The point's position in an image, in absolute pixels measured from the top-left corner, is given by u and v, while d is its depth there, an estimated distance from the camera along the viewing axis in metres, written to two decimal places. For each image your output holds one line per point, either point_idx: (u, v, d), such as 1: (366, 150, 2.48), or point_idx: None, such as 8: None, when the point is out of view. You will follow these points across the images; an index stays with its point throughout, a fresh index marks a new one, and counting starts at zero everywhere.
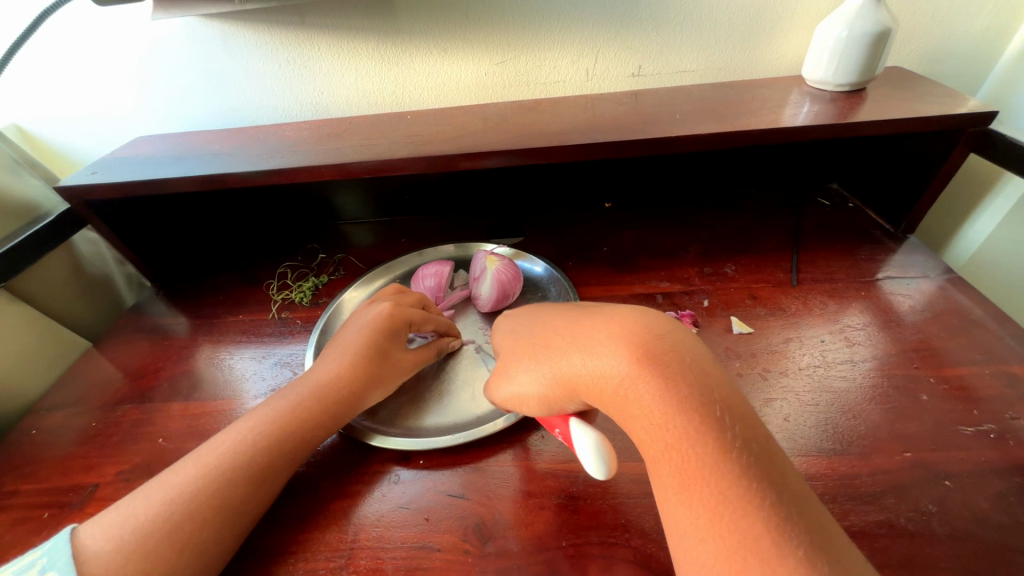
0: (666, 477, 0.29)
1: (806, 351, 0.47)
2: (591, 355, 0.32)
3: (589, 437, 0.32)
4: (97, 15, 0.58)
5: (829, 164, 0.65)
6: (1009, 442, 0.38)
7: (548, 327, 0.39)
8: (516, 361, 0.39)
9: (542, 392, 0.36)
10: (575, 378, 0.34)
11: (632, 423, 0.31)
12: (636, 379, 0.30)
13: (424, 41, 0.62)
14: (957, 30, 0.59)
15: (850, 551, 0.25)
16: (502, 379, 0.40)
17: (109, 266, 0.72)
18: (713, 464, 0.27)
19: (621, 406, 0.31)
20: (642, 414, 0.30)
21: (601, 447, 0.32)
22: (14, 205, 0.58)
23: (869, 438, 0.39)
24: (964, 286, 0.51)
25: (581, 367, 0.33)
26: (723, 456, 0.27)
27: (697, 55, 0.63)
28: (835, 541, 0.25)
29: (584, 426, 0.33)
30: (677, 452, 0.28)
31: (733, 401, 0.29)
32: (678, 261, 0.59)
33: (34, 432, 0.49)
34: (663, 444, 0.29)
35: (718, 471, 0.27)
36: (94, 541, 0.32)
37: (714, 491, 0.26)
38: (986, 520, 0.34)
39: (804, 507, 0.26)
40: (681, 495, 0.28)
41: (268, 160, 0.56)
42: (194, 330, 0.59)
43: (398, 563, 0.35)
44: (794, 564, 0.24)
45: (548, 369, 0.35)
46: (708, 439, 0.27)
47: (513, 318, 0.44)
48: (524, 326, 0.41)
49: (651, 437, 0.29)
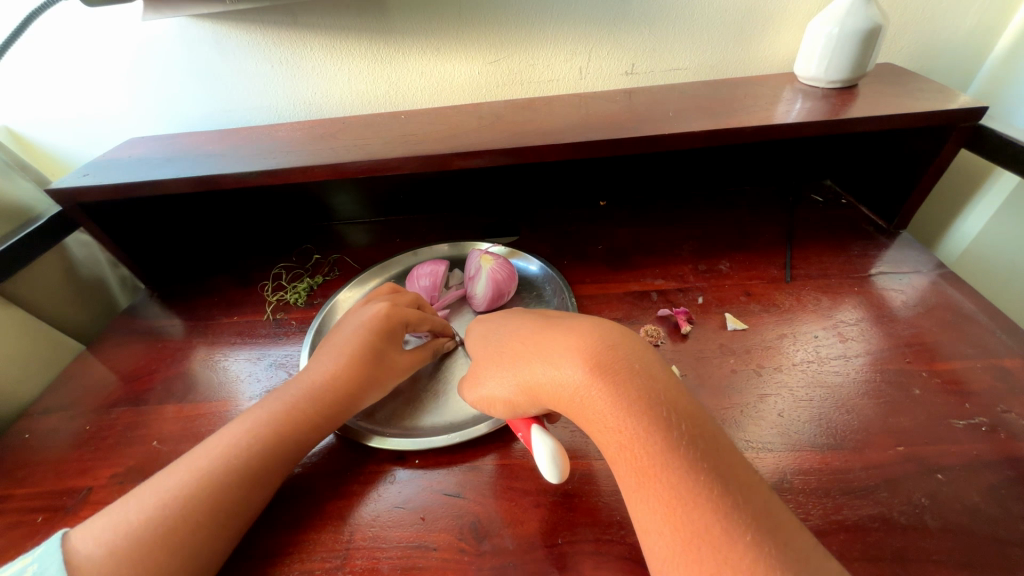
0: (624, 477, 0.29)
1: (800, 347, 0.47)
2: (549, 363, 0.33)
3: (545, 444, 0.34)
4: (88, 16, 0.58)
5: (822, 160, 0.65)
6: (1000, 435, 0.38)
7: (513, 335, 0.39)
8: (484, 367, 0.39)
9: (508, 398, 0.36)
10: (537, 386, 0.34)
11: (590, 427, 0.31)
12: (590, 385, 0.30)
13: (417, 41, 0.62)
14: (948, 26, 0.59)
15: (801, 536, 0.26)
16: (472, 385, 0.40)
17: (103, 269, 0.71)
18: (663, 461, 0.27)
19: (579, 412, 0.31)
20: (597, 418, 0.30)
21: (556, 454, 0.34)
22: (6, 208, 0.58)
23: (862, 433, 0.39)
24: (957, 280, 0.51)
25: (541, 375, 0.33)
26: (672, 452, 0.27)
27: (691, 52, 0.63)
28: (784, 527, 0.26)
29: (542, 433, 0.35)
30: (630, 452, 0.28)
31: (682, 400, 0.30)
32: (674, 259, 0.59)
33: (28, 436, 0.49)
34: (617, 443, 0.29)
35: (667, 467, 0.27)
36: (88, 545, 0.32)
37: (666, 486, 0.27)
38: (978, 513, 0.34)
39: (754, 497, 0.26)
40: (638, 492, 0.28)
41: (262, 160, 0.56)
42: (189, 331, 0.59)
43: (394, 563, 0.35)
44: (748, 553, 0.24)
45: (513, 377, 0.36)
46: (656, 438, 0.28)
47: (482, 326, 0.44)
48: (492, 334, 0.42)
49: (607, 439, 0.30)
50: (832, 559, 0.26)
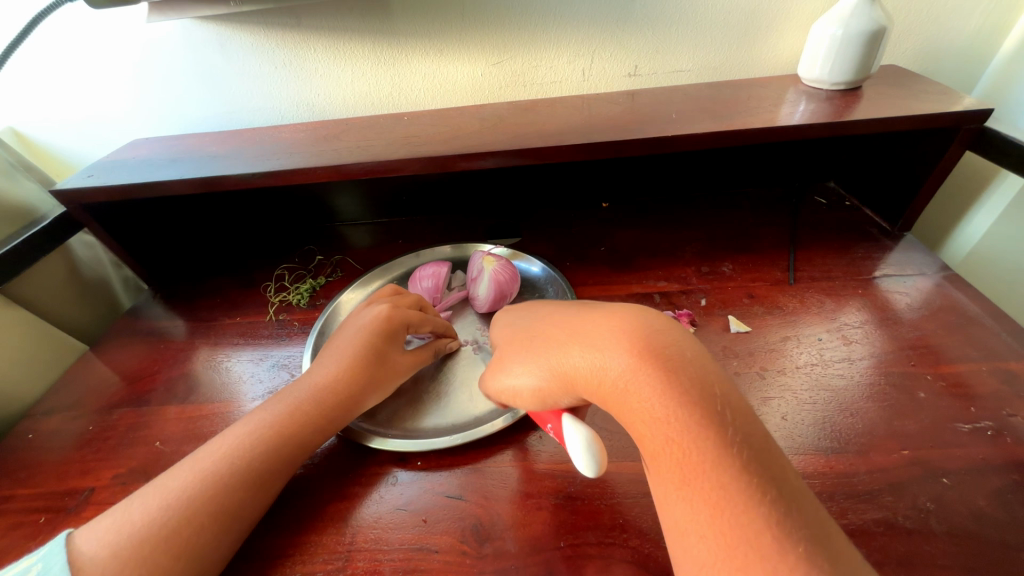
0: (667, 472, 0.28)
1: (804, 350, 0.47)
2: (591, 349, 0.32)
3: (579, 433, 0.33)
4: (93, 17, 0.58)
5: (825, 162, 0.65)
6: (1006, 439, 0.38)
7: (547, 324, 0.38)
8: (514, 354, 0.39)
9: (539, 386, 0.36)
10: (574, 374, 0.33)
11: (632, 418, 0.30)
12: (638, 374, 0.30)
13: (420, 43, 0.62)
14: (952, 28, 0.59)
15: (845, 545, 0.26)
16: (500, 373, 0.40)
17: (106, 269, 0.72)
18: (715, 460, 0.27)
19: (620, 400, 0.31)
20: (643, 409, 0.29)
21: (591, 444, 0.33)
22: (11, 209, 0.58)
23: (865, 437, 0.39)
24: (961, 283, 0.51)
25: (580, 361, 0.33)
26: (724, 452, 0.27)
27: (693, 54, 0.63)
28: (830, 535, 0.26)
29: (575, 422, 0.34)
30: (678, 447, 0.28)
31: (733, 397, 0.29)
32: (677, 261, 0.59)
33: (31, 436, 0.49)
34: (663, 437, 0.28)
35: (719, 467, 0.27)
36: (90, 546, 0.32)
37: (715, 486, 0.26)
38: (984, 518, 0.34)
39: (800, 501, 0.26)
40: (681, 490, 0.28)
41: (265, 161, 0.56)
42: (191, 332, 0.59)
43: (396, 565, 0.35)
44: (796, 559, 0.24)
45: (546, 364, 0.35)
46: (709, 435, 0.27)
47: (511, 316, 0.44)
48: (523, 324, 0.41)
49: (651, 431, 0.29)
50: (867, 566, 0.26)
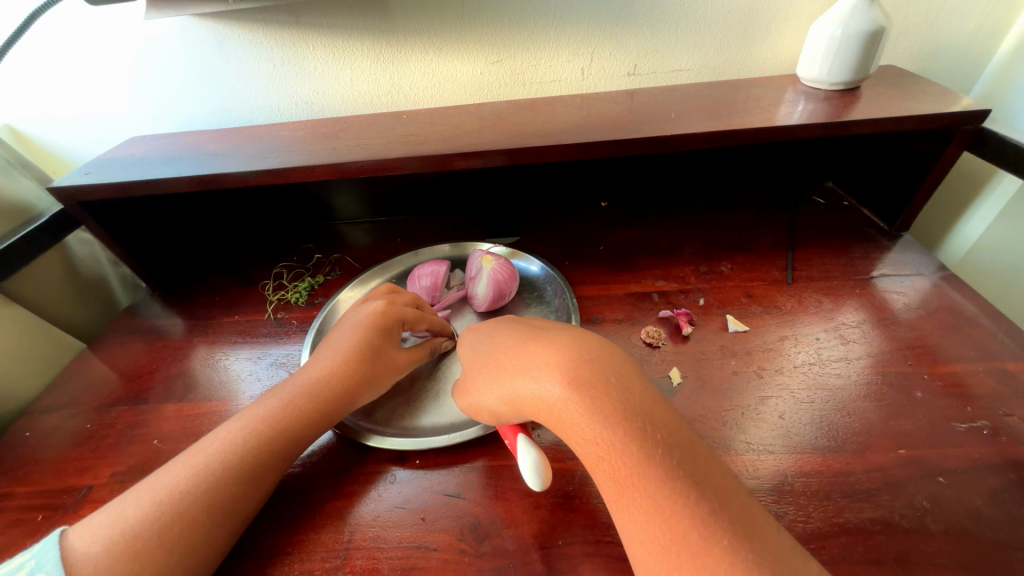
0: (606, 489, 0.29)
1: (801, 349, 0.47)
2: (528, 377, 0.33)
3: (529, 456, 0.34)
4: (92, 14, 0.58)
5: (824, 163, 0.65)
6: (1003, 438, 0.38)
7: (496, 345, 0.39)
8: (470, 378, 0.40)
9: (493, 409, 0.37)
10: (519, 399, 0.34)
11: (569, 439, 0.31)
12: (567, 398, 0.31)
13: (419, 41, 0.62)
14: (951, 28, 0.59)
15: (783, 542, 0.26)
16: (460, 396, 0.40)
17: (104, 267, 0.71)
18: (642, 471, 0.27)
19: (558, 423, 0.31)
20: (575, 431, 0.30)
21: (539, 465, 0.34)
22: (7, 206, 0.58)
23: (863, 436, 0.39)
24: (959, 283, 0.51)
25: (522, 388, 0.34)
26: (649, 461, 0.27)
27: (692, 54, 0.63)
28: (763, 531, 0.26)
29: (526, 443, 0.35)
30: (608, 463, 0.29)
31: (658, 410, 0.30)
32: (675, 260, 0.59)
33: (29, 434, 0.49)
34: (595, 455, 0.29)
35: (646, 477, 0.27)
36: (86, 542, 0.32)
37: (644, 495, 0.27)
38: (979, 516, 0.34)
39: (731, 503, 0.26)
40: (619, 504, 0.28)
41: (263, 160, 0.56)
42: (189, 330, 0.59)
43: (394, 563, 0.35)
44: (726, 558, 0.24)
45: (496, 390, 0.36)
46: (632, 448, 0.28)
47: (467, 337, 0.44)
48: (475, 345, 0.42)
49: (585, 451, 0.30)
50: (813, 563, 0.26)
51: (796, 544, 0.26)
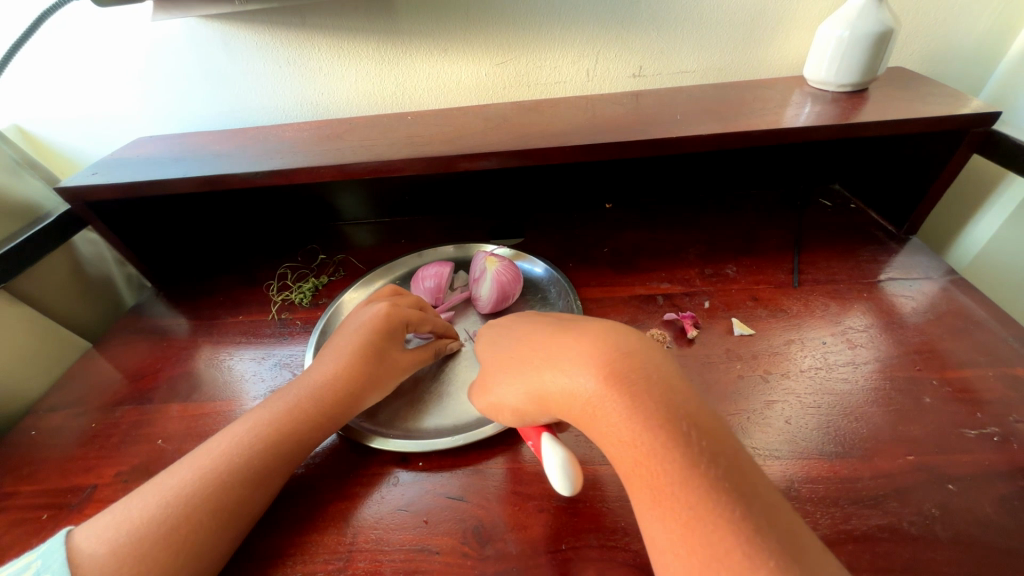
0: (639, 491, 0.29)
1: (808, 353, 0.46)
2: (560, 371, 0.33)
3: (556, 454, 0.33)
4: (99, 16, 0.59)
5: (830, 165, 0.64)
6: (1013, 445, 0.38)
7: (523, 341, 0.39)
8: (492, 376, 0.40)
9: (518, 406, 0.36)
10: (547, 395, 0.34)
11: (601, 438, 0.31)
12: (604, 396, 0.30)
13: (424, 42, 0.62)
14: (961, 29, 0.59)
15: (821, 556, 0.26)
16: (481, 393, 0.40)
17: (109, 267, 0.72)
18: (681, 477, 0.27)
19: (590, 421, 0.31)
20: (610, 430, 0.30)
21: (568, 464, 0.33)
22: (14, 206, 0.58)
23: (870, 442, 0.39)
24: (968, 287, 0.51)
25: (552, 383, 0.33)
26: (691, 468, 0.27)
27: (698, 55, 0.63)
28: (804, 546, 0.25)
29: (553, 443, 0.35)
30: (646, 467, 0.28)
31: (702, 415, 0.29)
32: (680, 262, 0.58)
33: (34, 433, 0.49)
34: (632, 457, 0.29)
35: (686, 483, 0.27)
36: (90, 542, 0.32)
37: (682, 501, 0.27)
38: (989, 524, 0.34)
39: (774, 516, 0.26)
40: (653, 509, 0.28)
41: (268, 160, 0.56)
42: (193, 330, 0.59)
43: (397, 566, 0.35)
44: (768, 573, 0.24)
45: (522, 386, 0.36)
46: (675, 453, 0.28)
47: (489, 333, 0.44)
48: (500, 341, 0.41)
49: (620, 451, 0.30)
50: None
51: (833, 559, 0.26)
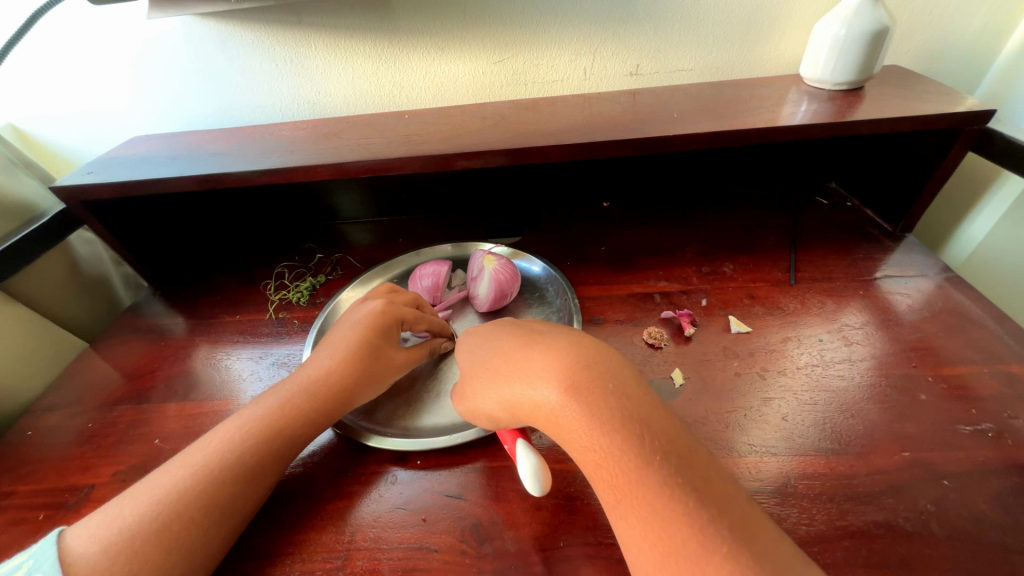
0: (605, 497, 0.29)
1: (805, 350, 0.46)
2: (526, 383, 0.33)
3: (529, 461, 0.34)
4: (95, 14, 0.58)
5: (827, 163, 0.65)
6: (1007, 441, 0.38)
7: (492, 350, 0.39)
8: (467, 382, 0.40)
9: (492, 414, 0.37)
10: (516, 404, 0.34)
11: (567, 446, 0.31)
12: (564, 405, 0.30)
13: (421, 40, 0.62)
14: (956, 28, 0.59)
15: (781, 547, 0.26)
16: (456, 403, 0.40)
17: (106, 266, 0.72)
18: (641, 479, 0.27)
19: (556, 429, 0.31)
20: (573, 438, 0.30)
21: (539, 470, 0.34)
22: (9, 205, 0.58)
23: (867, 438, 0.39)
24: (963, 284, 0.51)
25: (519, 394, 0.33)
26: (646, 467, 0.27)
27: (695, 54, 0.63)
28: (761, 537, 0.26)
29: (527, 448, 0.35)
30: (606, 470, 0.28)
31: (654, 414, 0.29)
32: (678, 261, 0.59)
33: (31, 433, 0.49)
34: (593, 462, 0.29)
35: (645, 485, 0.27)
36: (86, 542, 0.32)
37: (643, 502, 0.27)
38: (983, 520, 0.34)
39: (729, 508, 0.26)
40: (618, 510, 0.28)
41: (266, 159, 0.56)
42: (190, 330, 0.59)
43: (395, 564, 0.35)
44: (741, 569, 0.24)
45: (494, 395, 0.36)
46: (630, 454, 0.28)
47: (465, 338, 0.44)
48: (473, 347, 0.41)
49: (583, 457, 0.30)
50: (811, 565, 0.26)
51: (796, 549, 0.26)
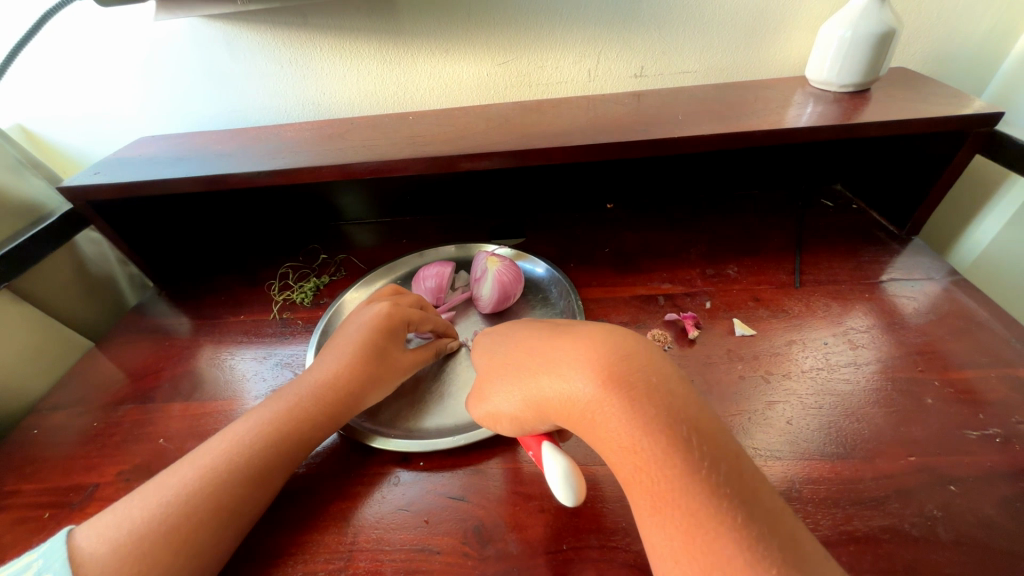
0: (637, 497, 0.29)
1: (809, 354, 0.46)
2: (559, 377, 0.33)
3: (558, 463, 0.33)
4: (102, 16, 0.59)
5: (832, 165, 0.64)
6: (1016, 446, 0.37)
7: (522, 346, 0.38)
8: (491, 380, 0.39)
9: (516, 413, 0.36)
10: (545, 401, 0.33)
11: (600, 444, 0.31)
12: (603, 400, 0.30)
13: (425, 42, 0.62)
14: (963, 30, 0.59)
15: (822, 562, 0.26)
16: (477, 401, 0.40)
17: (112, 266, 0.72)
18: (683, 485, 0.27)
19: (589, 427, 0.31)
20: (609, 436, 0.30)
21: (570, 473, 0.33)
22: (17, 205, 0.59)
23: (872, 443, 0.39)
24: (970, 288, 0.51)
25: (550, 390, 0.33)
26: (692, 474, 0.27)
27: (700, 56, 0.63)
28: (803, 552, 0.26)
29: (553, 451, 0.34)
30: (646, 474, 0.28)
31: (701, 419, 0.29)
32: (681, 263, 0.58)
33: (36, 432, 0.49)
34: (632, 464, 0.29)
35: (685, 490, 0.27)
36: (92, 542, 0.32)
37: (686, 510, 0.27)
38: (991, 526, 0.33)
39: (775, 522, 0.26)
40: (653, 515, 0.28)
41: (271, 160, 0.56)
42: (195, 330, 0.59)
43: (397, 565, 0.35)
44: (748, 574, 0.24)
45: (521, 392, 0.35)
46: (676, 460, 0.28)
47: (488, 336, 0.43)
48: (500, 344, 0.41)
49: (620, 458, 0.30)
50: None
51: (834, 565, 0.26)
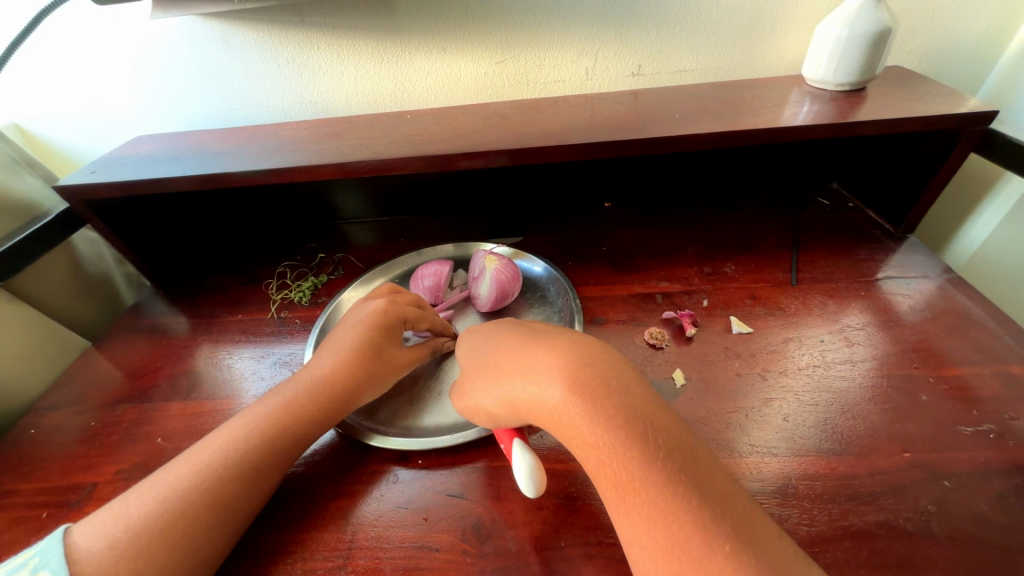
0: (607, 492, 0.29)
1: (805, 351, 0.46)
2: (528, 380, 0.33)
3: (524, 460, 0.34)
4: (98, 14, 0.58)
5: (828, 164, 0.65)
6: (1009, 442, 0.38)
7: (495, 347, 0.39)
8: (469, 380, 0.40)
9: (492, 411, 0.37)
10: (517, 402, 0.34)
11: (569, 442, 0.31)
12: (567, 402, 0.31)
13: (423, 40, 0.62)
14: (958, 29, 0.59)
15: (783, 544, 0.25)
16: (457, 400, 0.41)
17: (108, 266, 0.72)
18: (642, 475, 0.27)
19: (558, 426, 0.31)
20: (575, 434, 0.30)
21: (534, 470, 0.34)
22: (11, 204, 0.58)
23: (868, 439, 0.39)
24: (965, 286, 0.51)
25: (521, 391, 0.34)
26: (649, 464, 0.27)
27: (697, 54, 0.63)
28: (764, 535, 0.25)
29: (523, 447, 0.35)
30: (609, 467, 0.28)
31: (659, 414, 0.30)
32: (679, 261, 0.59)
33: (33, 432, 0.49)
34: (596, 459, 0.29)
35: (647, 480, 0.27)
36: (91, 540, 0.32)
37: (646, 500, 0.27)
38: (984, 521, 0.34)
39: (733, 507, 0.26)
40: (621, 507, 0.28)
41: (268, 159, 0.56)
42: (192, 329, 0.59)
43: (397, 563, 0.35)
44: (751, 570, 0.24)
45: (495, 392, 0.36)
46: (635, 451, 0.28)
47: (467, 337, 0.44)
48: (475, 346, 0.41)
49: (586, 454, 0.30)
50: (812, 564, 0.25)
51: (798, 550, 0.26)
